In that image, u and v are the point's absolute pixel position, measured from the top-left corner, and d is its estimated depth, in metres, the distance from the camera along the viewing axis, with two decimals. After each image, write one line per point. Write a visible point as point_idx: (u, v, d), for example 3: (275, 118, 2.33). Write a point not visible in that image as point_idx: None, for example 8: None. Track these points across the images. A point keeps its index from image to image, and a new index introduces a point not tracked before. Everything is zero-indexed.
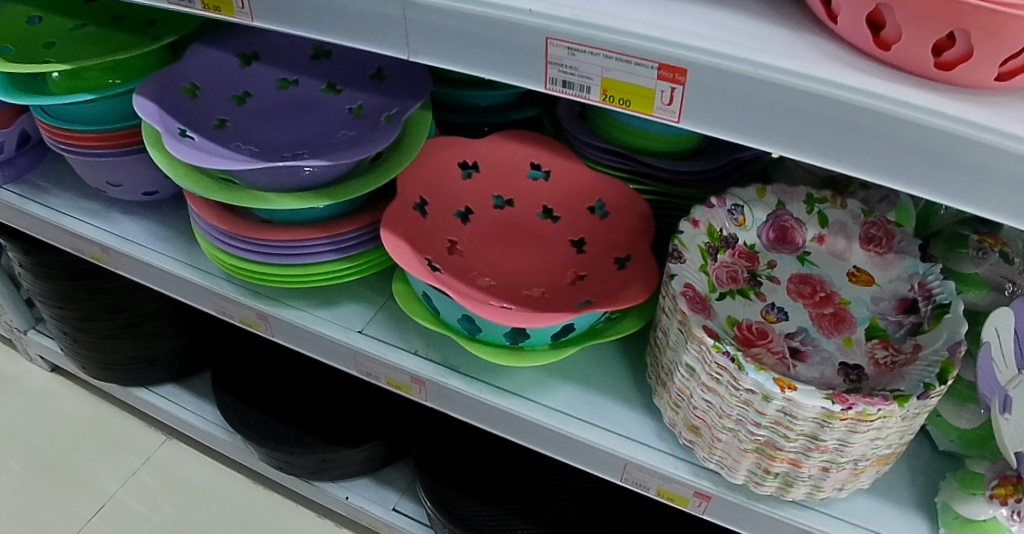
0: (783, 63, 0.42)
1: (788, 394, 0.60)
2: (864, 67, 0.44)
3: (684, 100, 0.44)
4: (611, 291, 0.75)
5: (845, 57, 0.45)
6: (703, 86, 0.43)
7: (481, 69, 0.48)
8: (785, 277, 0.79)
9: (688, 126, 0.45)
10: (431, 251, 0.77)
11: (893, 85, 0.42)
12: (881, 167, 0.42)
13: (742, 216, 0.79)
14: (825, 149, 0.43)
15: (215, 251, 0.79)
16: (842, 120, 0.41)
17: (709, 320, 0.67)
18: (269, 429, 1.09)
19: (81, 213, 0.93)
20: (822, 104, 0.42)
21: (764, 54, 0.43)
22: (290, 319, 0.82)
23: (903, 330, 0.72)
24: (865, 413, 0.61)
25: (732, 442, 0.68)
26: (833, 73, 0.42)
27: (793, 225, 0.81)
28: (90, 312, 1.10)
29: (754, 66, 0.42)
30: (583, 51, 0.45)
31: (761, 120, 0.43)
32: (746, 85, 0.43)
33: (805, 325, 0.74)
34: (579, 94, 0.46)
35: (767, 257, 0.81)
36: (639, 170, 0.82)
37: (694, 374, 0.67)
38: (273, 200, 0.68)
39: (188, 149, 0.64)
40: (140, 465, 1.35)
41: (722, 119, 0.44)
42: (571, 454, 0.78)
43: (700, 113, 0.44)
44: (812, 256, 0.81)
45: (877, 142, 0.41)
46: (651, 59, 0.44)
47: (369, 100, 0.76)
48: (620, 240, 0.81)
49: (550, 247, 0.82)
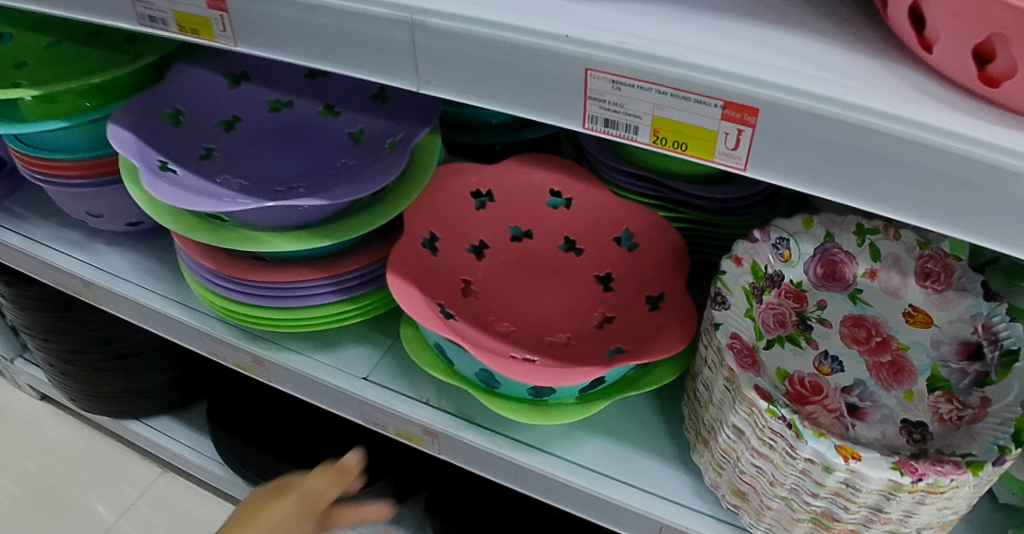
0: (877, 103, 0.34)
1: (852, 465, 0.52)
2: (968, 108, 0.36)
3: (752, 144, 0.37)
4: (644, 338, 0.67)
5: (943, 94, 0.37)
6: (778, 130, 0.36)
7: (507, 104, 0.40)
8: (837, 319, 0.72)
9: (756, 175, 0.37)
10: (441, 295, 0.70)
11: (1012, 131, 0.34)
12: (999, 231, 0.33)
13: (788, 250, 0.72)
14: (924, 205, 0.34)
15: (207, 293, 0.72)
16: (951, 175, 0.33)
17: (759, 377, 0.59)
18: (270, 469, 1.02)
19: (61, 244, 0.86)
20: (925, 156, 0.34)
21: (853, 90, 0.35)
22: (287, 365, 0.75)
23: (968, 380, 0.64)
24: (937, 485, 0.52)
25: (784, 511, 0.60)
26: (937, 114, 0.34)
27: (843, 259, 0.73)
28: (77, 344, 1.04)
29: (844, 107, 0.34)
30: (630, 85, 0.37)
31: (847, 171, 0.35)
32: (828, 128, 0.35)
33: (863, 377, 0.67)
34: (625, 135, 0.39)
35: (816, 296, 0.73)
36: (669, 196, 0.74)
37: (742, 436, 0.60)
38: (264, 240, 0.61)
39: (165, 188, 0.58)
40: (132, 500, 1.28)
41: (799, 169, 0.36)
42: (600, 515, 0.71)
43: (772, 161, 0.37)
44: (864, 294, 0.73)
45: (992, 202, 0.33)
46: (715, 96, 0.36)
47: (370, 124, 0.69)
48: (651, 276, 0.72)
49: (574, 285, 0.75)
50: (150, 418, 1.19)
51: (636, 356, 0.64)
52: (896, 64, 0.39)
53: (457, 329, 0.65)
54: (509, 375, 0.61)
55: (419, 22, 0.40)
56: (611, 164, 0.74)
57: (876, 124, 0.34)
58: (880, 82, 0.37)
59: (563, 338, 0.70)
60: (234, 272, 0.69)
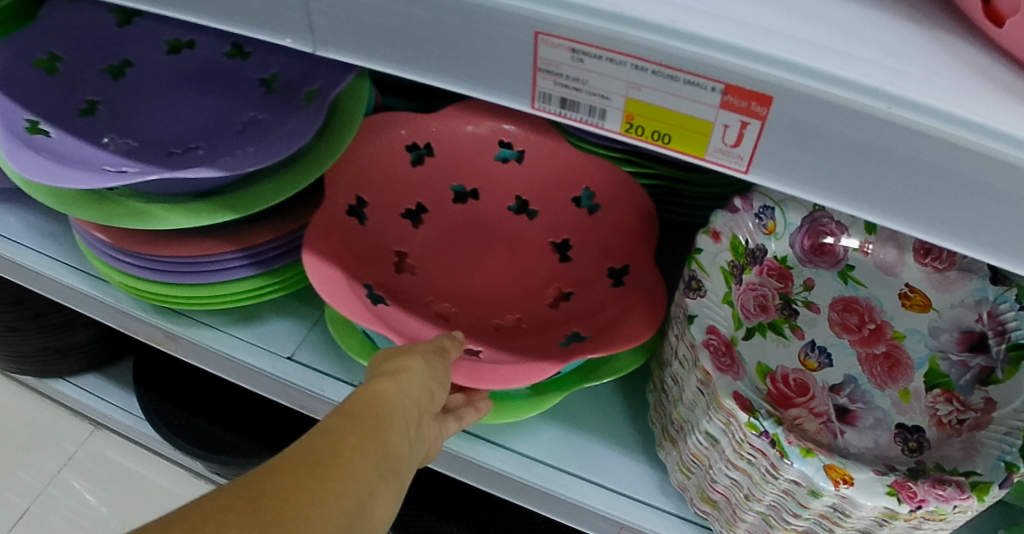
0: (925, 93, 0.26)
1: (843, 490, 0.45)
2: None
3: (756, 141, 0.29)
4: (607, 319, 0.59)
5: (999, 72, 0.28)
6: (796, 125, 0.28)
7: (433, 75, 0.33)
8: (825, 303, 0.63)
9: (759, 180, 0.30)
10: (370, 270, 0.60)
11: None
12: None
13: (772, 221, 0.63)
14: (955, 228, 0.28)
15: (106, 267, 0.62)
16: (996, 191, 0.26)
17: (739, 379, 0.51)
18: (204, 433, 0.94)
19: None
20: (970, 166, 0.26)
21: (888, 73, 0.27)
22: (200, 342, 0.65)
23: (970, 375, 0.57)
24: (938, 511, 0.45)
25: (760, 525, 0.54)
26: (982, 103, 0.26)
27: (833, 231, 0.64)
28: None
29: (887, 99, 0.26)
30: (593, 56, 0.30)
31: (868, 180, 0.28)
32: (846, 121, 0.27)
33: (854, 374, 0.59)
34: (591, 118, 0.33)
35: (802, 276, 0.64)
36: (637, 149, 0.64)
37: (716, 445, 0.52)
38: (156, 215, 0.52)
39: (30, 160, 0.49)
40: (67, 461, 1.20)
41: (814, 172, 0.29)
42: (558, 511, 0.65)
43: (778, 161, 0.29)
44: (856, 272, 0.64)
45: None
46: (712, 77, 0.28)
47: (286, 69, 0.59)
48: (614, 244, 0.63)
49: (526, 254, 0.65)
50: (77, 377, 1.10)
51: (594, 347, 0.56)
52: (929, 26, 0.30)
53: (385, 319, 0.56)
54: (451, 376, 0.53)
55: None
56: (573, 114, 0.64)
57: (898, 118, 0.26)
58: (909, 56, 0.28)
59: (513, 320, 0.61)
60: (132, 246, 0.58)
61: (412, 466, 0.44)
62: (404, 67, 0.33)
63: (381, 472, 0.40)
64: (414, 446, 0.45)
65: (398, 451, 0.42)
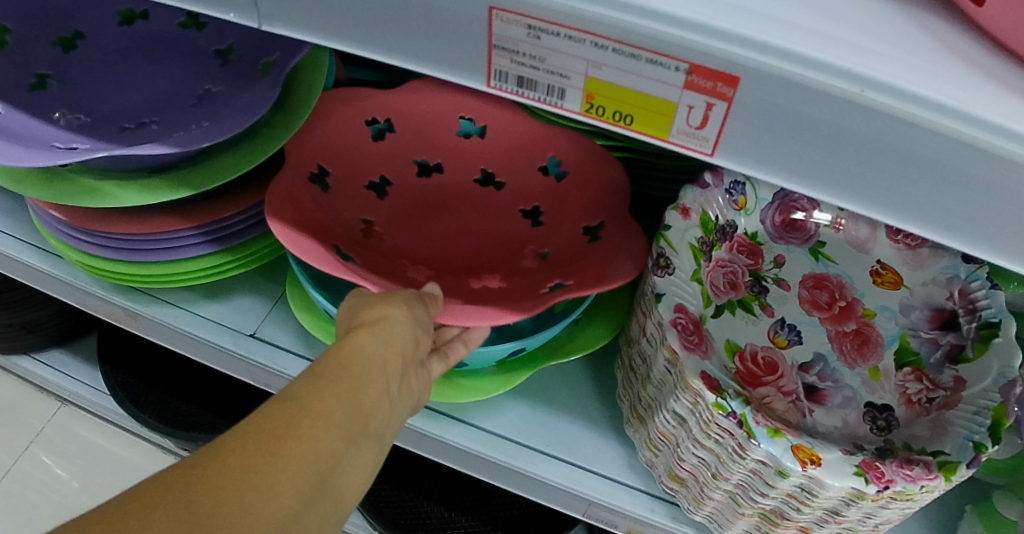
0: (892, 72, 0.25)
1: (810, 471, 0.45)
2: (1004, 78, 0.26)
3: (722, 125, 0.28)
4: (585, 270, 0.57)
5: (973, 55, 0.27)
6: (758, 106, 0.27)
7: (386, 53, 0.31)
8: (796, 280, 0.63)
9: (724, 163, 0.29)
10: (336, 239, 0.58)
11: None
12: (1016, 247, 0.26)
13: (743, 197, 0.62)
14: (934, 214, 0.27)
15: (62, 245, 0.60)
16: (976, 176, 0.25)
17: (708, 358, 0.50)
18: (172, 410, 0.93)
19: None
20: (946, 151, 0.25)
21: (857, 51, 0.26)
22: (160, 320, 0.63)
23: (941, 353, 0.57)
24: (905, 492, 0.45)
25: (727, 503, 0.54)
26: (954, 86, 0.25)
27: (805, 208, 0.64)
28: None
29: (855, 82, 0.25)
30: (551, 34, 0.28)
31: (831, 164, 0.27)
32: (812, 105, 0.26)
33: (823, 352, 0.59)
34: (547, 98, 0.31)
35: (773, 251, 0.64)
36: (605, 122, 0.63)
37: (683, 424, 0.52)
38: (107, 192, 0.49)
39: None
40: (34, 437, 1.18)
41: (779, 156, 0.28)
42: (525, 488, 0.65)
43: (744, 145, 0.28)
44: (827, 249, 0.64)
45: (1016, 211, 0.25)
46: (674, 57, 0.27)
47: (243, 39, 0.57)
48: (586, 202, 0.62)
49: (496, 223, 0.64)
50: (42, 353, 1.08)
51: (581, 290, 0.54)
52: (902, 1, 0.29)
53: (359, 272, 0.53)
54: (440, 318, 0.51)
55: None
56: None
57: (862, 97, 0.25)
58: (881, 34, 0.27)
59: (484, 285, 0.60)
60: (86, 223, 0.56)
61: (390, 423, 0.43)
62: (359, 44, 0.32)
63: (348, 436, 0.38)
64: (395, 400, 0.43)
65: (372, 409, 0.40)
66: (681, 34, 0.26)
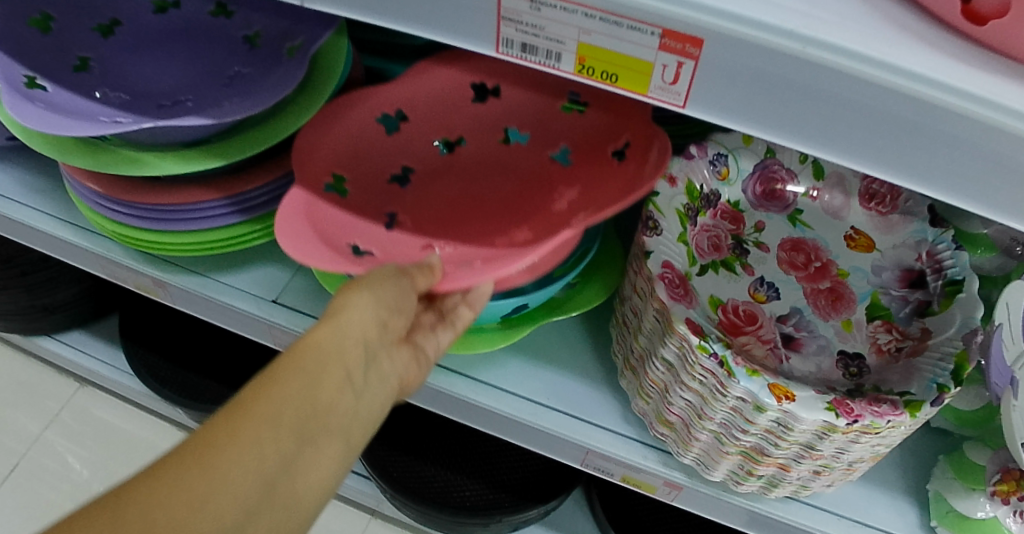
0: (838, 37, 0.30)
1: (785, 406, 0.50)
2: (937, 45, 0.32)
3: (692, 80, 0.33)
4: (610, 193, 0.57)
5: (912, 26, 0.33)
6: (723, 64, 0.32)
7: (412, 25, 0.37)
8: (775, 243, 0.68)
9: (696, 114, 0.34)
10: (359, 221, 0.60)
11: (978, 73, 0.30)
12: (962, 189, 0.31)
13: (726, 168, 0.68)
14: (893, 161, 0.31)
15: (97, 216, 0.65)
16: (921, 126, 0.30)
17: (693, 308, 0.56)
18: (189, 383, 0.98)
19: None
20: (891, 102, 0.30)
21: (811, 21, 0.31)
22: (186, 287, 0.68)
23: (909, 309, 0.62)
24: (872, 426, 0.50)
25: (712, 443, 0.59)
26: (894, 48, 0.31)
27: (784, 177, 0.70)
28: None
29: (801, 42, 0.30)
30: (550, 6, 0.34)
31: (786, 107, 0.32)
32: (773, 61, 0.31)
33: (800, 306, 0.65)
34: (546, 61, 0.36)
35: (753, 218, 0.69)
36: None
37: (672, 370, 0.57)
38: (149, 162, 0.55)
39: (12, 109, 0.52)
40: (54, 416, 1.23)
41: (744, 107, 0.33)
42: (527, 440, 0.70)
43: (715, 98, 0.33)
44: (804, 215, 0.70)
45: (957, 157, 0.30)
46: (650, 23, 0.32)
47: (269, 26, 0.62)
48: (611, 128, 0.63)
49: (525, 173, 0.65)
50: (63, 334, 1.13)
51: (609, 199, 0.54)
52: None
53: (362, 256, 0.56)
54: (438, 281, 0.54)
55: None
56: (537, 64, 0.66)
57: (808, 54, 0.30)
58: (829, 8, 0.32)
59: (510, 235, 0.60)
60: (122, 195, 0.62)
61: (355, 413, 0.46)
62: (389, 18, 0.38)
63: (300, 432, 0.42)
64: (359, 394, 0.47)
65: (325, 408, 0.44)
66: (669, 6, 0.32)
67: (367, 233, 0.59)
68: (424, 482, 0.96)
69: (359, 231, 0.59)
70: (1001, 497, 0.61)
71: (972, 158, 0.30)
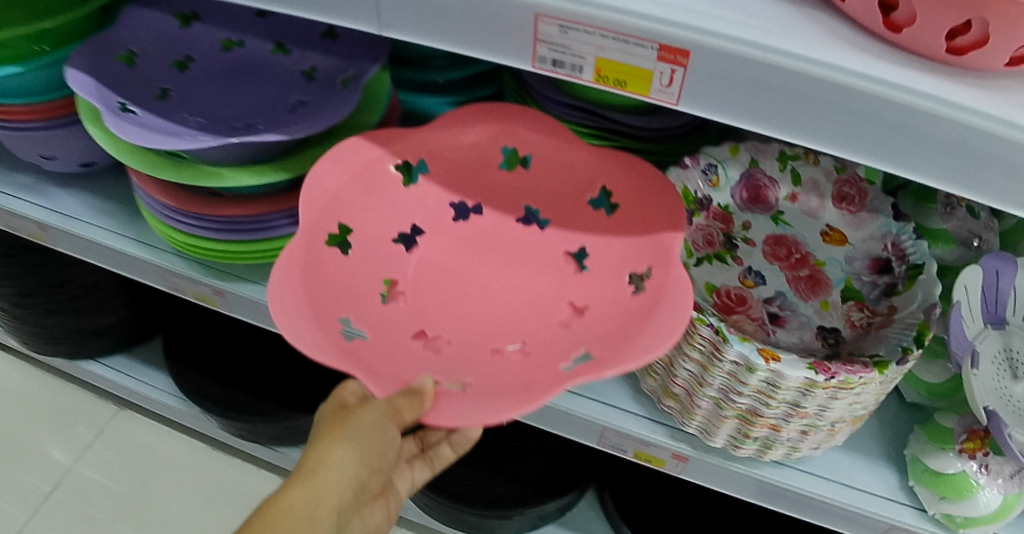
0: (793, 46, 0.40)
1: (773, 365, 0.59)
2: (870, 50, 0.41)
3: (684, 82, 0.42)
4: (619, 329, 0.57)
5: (850, 37, 0.42)
6: (706, 69, 0.41)
7: (461, 45, 0.45)
8: (760, 239, 0.78)
9: (687, 110, 0.43)
10: (365, 305, 0.61)
11: (903, 70, 0.39)
12: (908, 161, 0.39)
13: (716, 176, 0.77)
14: (851, 142, 0.40)
15: (166, 228, 0.73)
16: (868, 112, 0.39)
17: (690, 288, 0.66)
18: (229, 396, 1.06)
19: (13, 188, 0.86)
20: (842, 96, 0.39)
21: (771, 35, 0.40)
22: (241, 294, 0.77)
23: (878, 291, 0.71)
24: (847, 382, 0.59)
25: (712, 409, 0.67)
26: (836, 52, 0.40)
27: (766, 184, 0.80)
28: (28, 288, 1.03)
29: (763, 50, 0.40)
30: (575, 29, 0.42)
31: (754, 100, 0.41)
32: (740, 64, 0.40)
33: (783, 290, 0.74)
34: (571, 74, 0.45)
35: (741, 218, 0.79)
36: (606, 128, 0.73)
37: (676, 344, 0.66)
38: (228, 176, 0.64)
39: (111, 121, 0.60)
40: (94, 438, 1.30)
41: (726, 104, 0.42)
42: (549, 422, 0.78)
43: (701, 97, 0.42)
44: (786, 216, 0.80)
45: (900, 136, 0.39)
46: (651, 40, 0.42)
47: (321, 62, 0.73)
48: (643, 240, 0.64)
49: (538, 284, 0.65)
50: (107, 357, 1.21)
51: (607, 365, 0.53)
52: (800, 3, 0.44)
53: (357, 354, 0.56)
54: (428, 413, 0.53)
55: None
56: (552, 97, 0.73)
57: (766, 58, 0.39)
58: (782, 21, 0.42)
59: (509, 343, 0.61)
60: (193, 206, 0.70)
61: None
62: (442, 40, 0.45)
63: None
64: None
65: None
66: (663, 24, 0.41)
67: (370, 325, 0.60)
68: (450, 480, 1.03)
69: (368, 318, 0.60)
70: (968, 453, 0.67)
71: (911, 137, 0.39)
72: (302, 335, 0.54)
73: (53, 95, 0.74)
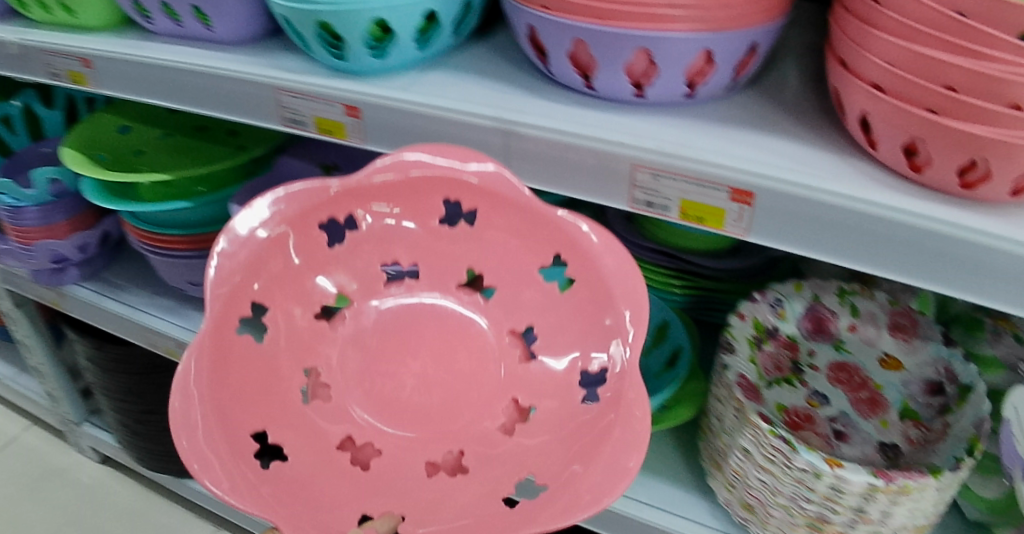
0: (838, 187, 0.49)
1: (838, 471, 0.65)
2: (898, 188, 0.50)
3: (751, 217, 0.51)
4: (573, 445, 0.57)
5: (883, 179, 0.51)
6: (769, 207, 0.51)
7: (570, 188, 0.55)
8: (824, 364, 0.83)
9: (755, 240, 0.52)
10: (292, 405, 0.62)
11: (929, 203, 0.48)
12: (948, 279, 0.48)
13: (783, 309, 0.82)
14: (898, 265, 0.49)
15: None
16: (910, 241, 0.48)
17: (761, 405, 0.73)
18: None
19: (157, 310, 0.99)
20: (887, 227, 0.48)
21: (818, 179, 0.50)
22: None
23: (933, 411, 0.76)
24: (906, 487, 0.64)
25: (784, 518, 0.72)
26: (871, 190, 0.49)
27: (828, 316, 0.84)
28: (153, 403, 1.14)
29: (815, 191, 0.49)
30: (665, 176, 0.52)
31: (807, 230, 0.51)
32: (794, 201, 0.50)
33: (846, 410, 0.80)
34: (660, 213, 0.53)
35: (808, 347, 0.85)
36: (684, 269, 0.83)
37: (749, 456, 0.72)
38: None
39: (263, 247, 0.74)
40: None
41: (788, 234, 0.51)
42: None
43: (767, 229, 0.52)
44: (846, 344, 0.84)
45: (939, 259, 0.48)
46: (723, 184, 0.51)
47: None
48: (603, 325, 0.60)
49: (484, 349, 0.67)
50: None
51: (552, 510, 0.50)
52: (843, 154, 0.54)
53: (276, 484, 0.53)
54: None
55: (514, 130, 0.54)
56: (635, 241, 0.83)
57: (813, 196, 0.49)
58: (823, 167, 0.52)
59: (444, 452, 0.61)
60: None
61: None
62: (551, 183, 0.55)
63: None
64: None
65: None
66: (736, 173, 0.51)
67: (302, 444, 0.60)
68: None
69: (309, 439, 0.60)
70: None
71: (949, 259, 0.47)
72: (194, 466, 0.50)
73: (204, 229, 0.88)
